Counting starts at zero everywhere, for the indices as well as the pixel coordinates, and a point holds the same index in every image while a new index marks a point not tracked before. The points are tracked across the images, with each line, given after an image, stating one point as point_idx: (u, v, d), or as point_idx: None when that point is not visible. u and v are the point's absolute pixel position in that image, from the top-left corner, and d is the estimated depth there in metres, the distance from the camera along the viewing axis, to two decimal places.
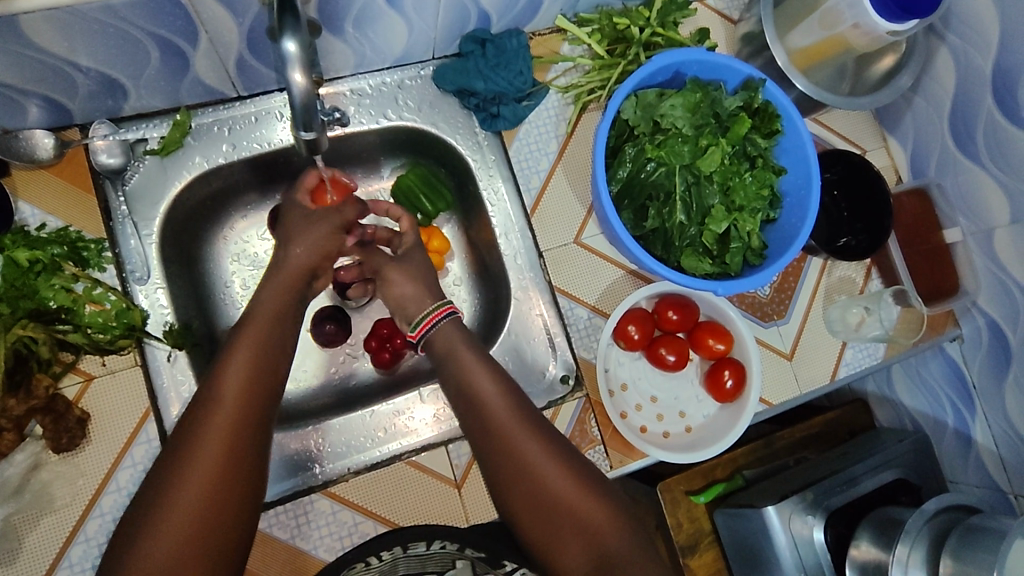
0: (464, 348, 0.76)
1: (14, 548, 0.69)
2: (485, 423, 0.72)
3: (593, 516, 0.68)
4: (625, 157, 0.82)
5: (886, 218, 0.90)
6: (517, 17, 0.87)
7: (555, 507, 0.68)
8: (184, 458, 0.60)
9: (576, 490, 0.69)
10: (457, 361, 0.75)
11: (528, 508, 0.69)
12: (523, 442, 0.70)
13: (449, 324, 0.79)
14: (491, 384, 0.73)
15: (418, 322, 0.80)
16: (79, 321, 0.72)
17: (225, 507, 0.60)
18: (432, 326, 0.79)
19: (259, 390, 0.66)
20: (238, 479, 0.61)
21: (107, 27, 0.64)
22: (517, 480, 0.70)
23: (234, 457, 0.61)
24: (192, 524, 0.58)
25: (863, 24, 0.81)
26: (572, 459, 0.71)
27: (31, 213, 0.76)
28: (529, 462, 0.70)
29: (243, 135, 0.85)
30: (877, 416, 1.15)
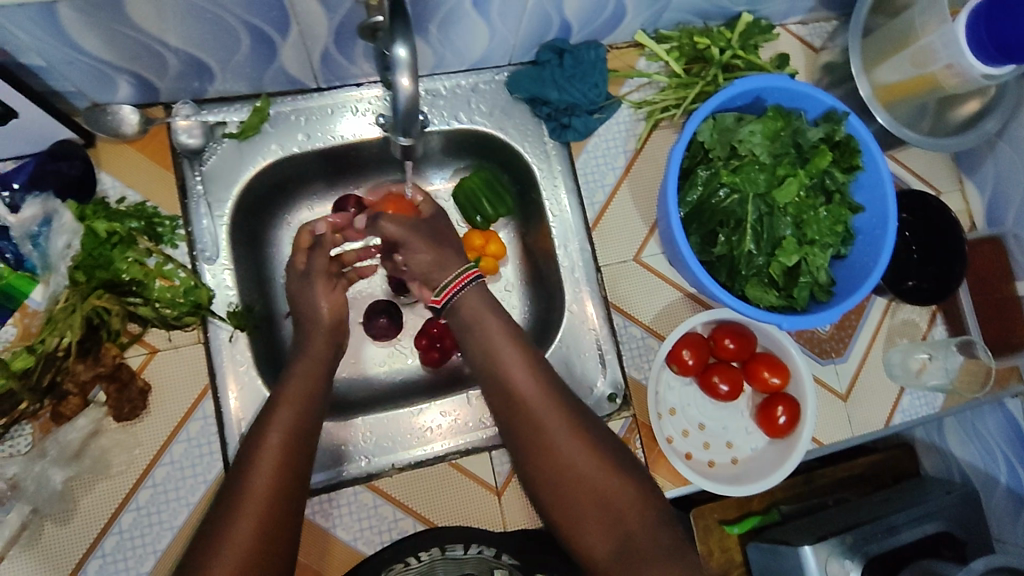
0: (499, 328, 0.76)
1: (68, 509, 0.72)
2: (523, 413, 0.72)
3: (617, 499, 0.70)
4: (697, 180, 0.81)
5: (957, 265, 0.87)
6: (597, 29, 0.86)
7: (580, 488, 0.70)
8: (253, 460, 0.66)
9: (601, 473, 0.70)
10: (493, 345, 0.75)
11: (554, 490, 0.71)
12: (551, 424, 0.72)
13: (475, 293, 0.77)
14: (522, 364, 0.74)
15: (443, 287, 0.77)
16: (149, 295, 0.75)
17: (287, 502, 0.65)
18: (461, 288, 0.77)
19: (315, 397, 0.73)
20: (297, 476, 0.67)
21: (205, 13, 0.65)
22: (544, 462, 0.71)
23: (295, 455, 0.68)
24: (260, 522, 0.63)
25: (957, 66, 0.78)
26: (598, 442, 0.72)
27: (111, 185, 0.79)
28: (558, 446, 0.71)
29: (319, 126, 0.86)
30: (923, 464, 1.11)
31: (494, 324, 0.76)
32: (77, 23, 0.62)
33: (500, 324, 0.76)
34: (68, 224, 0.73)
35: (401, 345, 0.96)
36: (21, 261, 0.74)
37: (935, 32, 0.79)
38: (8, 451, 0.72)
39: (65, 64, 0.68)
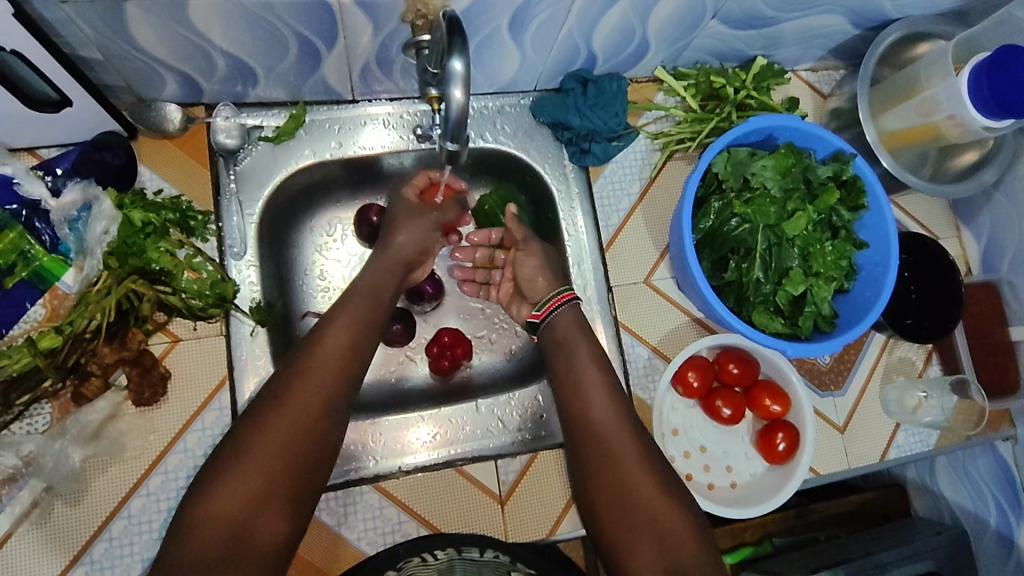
0: (583, 347, 0.81)
1: (80, 491, 0.73)
2: (592, 427, 0.76)
3: (670, 524, 0.69)
4: (710, 210, 0.85)
5: (955, 307, 0.90)
6: (621, 62, 0.91)
7: (632, 497, 0.71)
8: (267, 415, 0.65)
9: (653, 486, 0.72)
10: (570, 359, 0.81)
11: (608, 500, 0.72)
12: (616, 436, 0.75)
13: (569, 312, 0.84)
14: (597, 381, 0.79)
15: (543, 303, 0.86)
16: (176, 286, 0.76)
17: (298, 469, 0.64)
18: (556, 308, 0.84)
19: (350, 363, 0.71)
20: (315, 442, 0.66)
21: (261, 21, 0.69)
22: (604, 472, 0.74)
23: (319, 422, 0.66)
24: (263, 481, 0.62)
25: (959, 117, 0.83)
26: (657, 459, 0.74)
27: (149, 178, 0.82)
28: (619, 456, 0.74)
29: (351, 135, 0.89)
30: (914, 504, 1.12)
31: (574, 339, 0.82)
32: (140, 22, 0.66)
33: (580, 340, 0.82)
34: (108, 211, 0.76)
35: (411, 353, 0.97)
36: (56, 244, 0.76)
37: (939, 85, 0.85)
38: (27, 428, 0.74)
39: (121, 59, 0.72)
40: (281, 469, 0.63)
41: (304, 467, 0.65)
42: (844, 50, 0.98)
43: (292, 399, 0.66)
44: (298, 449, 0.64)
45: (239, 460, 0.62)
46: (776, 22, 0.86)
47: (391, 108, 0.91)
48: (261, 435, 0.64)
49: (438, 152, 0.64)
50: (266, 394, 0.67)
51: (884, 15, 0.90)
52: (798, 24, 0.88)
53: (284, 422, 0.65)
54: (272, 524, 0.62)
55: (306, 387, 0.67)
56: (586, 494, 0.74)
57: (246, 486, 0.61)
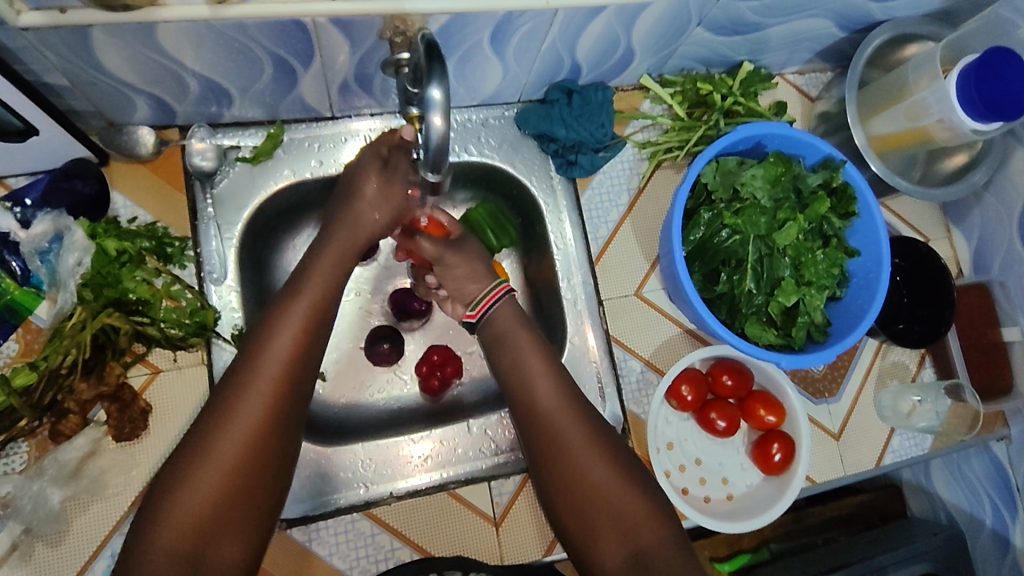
0: (522, 336, 0.79)
1: (61, 531, 0.71)
2: (538, 417, 0.74)
3: (629, 510, 0.69)
4: (700, 221, 0.84)
5: (948, 310, 0.90)
6: (606, 71, 0.89)
7: (594, 497, 0.70)
8: (208, 439, 0.62)
9: (615, 483, 0.71)
10: (511, 346, 0.79)
11: (568, 501, 0.71)
12: (565, 425, 0.73)
13: (507, 305, 0.82)
14: (547, 380, 0.76)
15: (479, 299, 0.82)
16: (154, 316, 0.74)
17: (251, 488, 0.62)
18: (494, 303, 0.81)
19: (299, 374, 0.67)
20: (261, 460, 0.63)
21: (234, 43, 0.67)
22: (563, 476, 0.71)
23: (263, 439, 0.63)
24: (211, 505, 0.60)
25: (948, 120, 0.83)
26: (615, 452, 0.73)
27: (123, 205, 0.79)
28: (575, 456, 0.71)
29: (331, 152, 0.87)
30: (910, 504, 1.12)
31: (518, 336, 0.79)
32: (106, 46, 0.63)
33: (524, 336, 0.79)
34: (79, 242, 0.73)
35: (400, 372, 0.96)
36: (27, 276, 0.74)
37: (927, 89, 0.84)
38: (4, 469, 0.71)
39: (88, 85, 0.69)
40: (228, 492, 0.61)
41: (255, 486, 0.63)
42: (831, 52, 0.97)
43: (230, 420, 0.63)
44: (244, 470, 0.62)
45: (181, 486, 0.60)
46: (762, 27, 0.85)
47: (372, 124, 0.88)
48: (203, 460, 0.61)
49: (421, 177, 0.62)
50: (204, 418, 0.64)
51: (871, 18, 0.89)
52: (785, 28, 0.86)
53: (226, 445, 0.62)
54: (226, 548, 0.61)
55: (246, 405, 0.63)
56: (543, 487, 0.73)
57: (191, 513, 0.60)
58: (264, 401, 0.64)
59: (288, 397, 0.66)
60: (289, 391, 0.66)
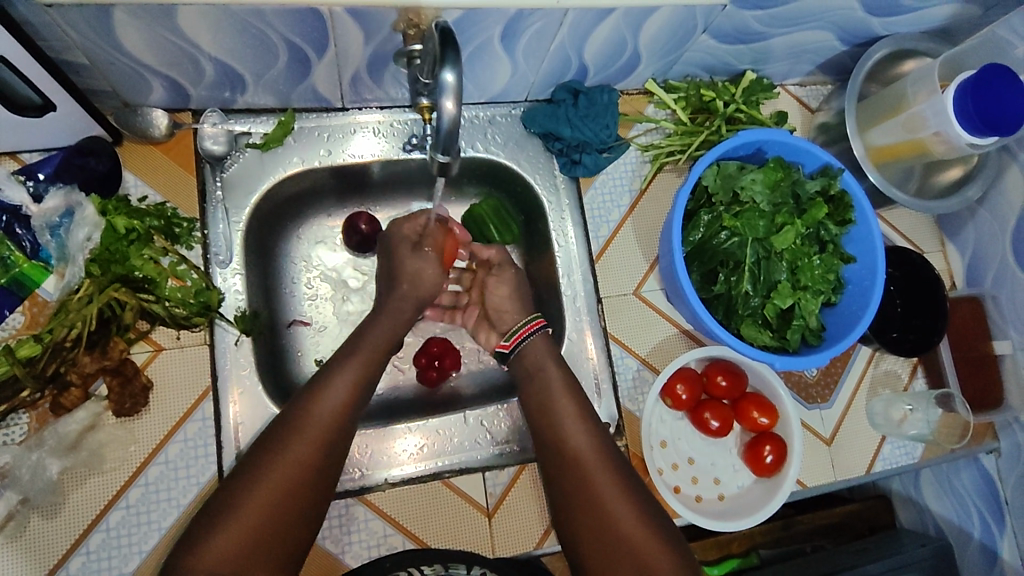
0: (552, 367, 0.80)
1: (57, 503, 0.71)
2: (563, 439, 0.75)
3: (639, 537, 0.68)
4: (700, 222, 0.86)
5: (940, 320, 0.91)
6: (613, 74, 0.91)
7: (611, 530, 0.69)
8: (275, 450, 0.65)
9: (634, 517, 0.69)
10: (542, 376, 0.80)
11: (585, 535, 0.70)
12: (588, 448, 0.74)
13: (540, 339, 0.83)
14: (572, 402, 0.77)
15: (512, 333, 0.84)
16: (158, 294, 0.74)
17: (304, 500, 0.64)
18: (526, 337, 0.83)
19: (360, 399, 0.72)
20: (320, 473, 0.66)
21: (252, 28, 0.68)
22: (584, 504, 0.71)
23: (326, 453, 0.67)
24: (270, 512, 0.62)
25: (945, 133, 0.84)
26: (634, 485, 0.72)
27: (134, 184, 0.81)
28: (594, 488, 0.71)
29: (340, 142, 0.88)
30: (900, 517, 1.13)
31: (551, 370, 0.80)
32: (126, 26, 0.65)
33: (556, 371, 0.80)
34: (90, 217, 0.74)
35: (398, 363, 0.97)
36: (36, 250, 0.74)
37: (925, 102, 0.86)
38: (4, 439, 0.72)
39: (106, 64, 0.71)
40: (285, 504, 0.63)
41: (308, 498, 0.65)
42: (832, 65, 0.99)
43: (299, 433, 0.66)
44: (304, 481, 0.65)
45: (249, 485, 0.63)
46: (766, 37, 0.87)
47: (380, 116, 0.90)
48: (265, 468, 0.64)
49: (429, 161, 0.64)
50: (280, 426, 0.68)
51: (871, 32, 0.91)
52: (787, 39, 0.89)
53: (293, 456, 0.65)
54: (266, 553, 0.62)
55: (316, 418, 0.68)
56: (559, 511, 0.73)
57: (249, 522, 0.61)
58: (329, 417, 0.68)
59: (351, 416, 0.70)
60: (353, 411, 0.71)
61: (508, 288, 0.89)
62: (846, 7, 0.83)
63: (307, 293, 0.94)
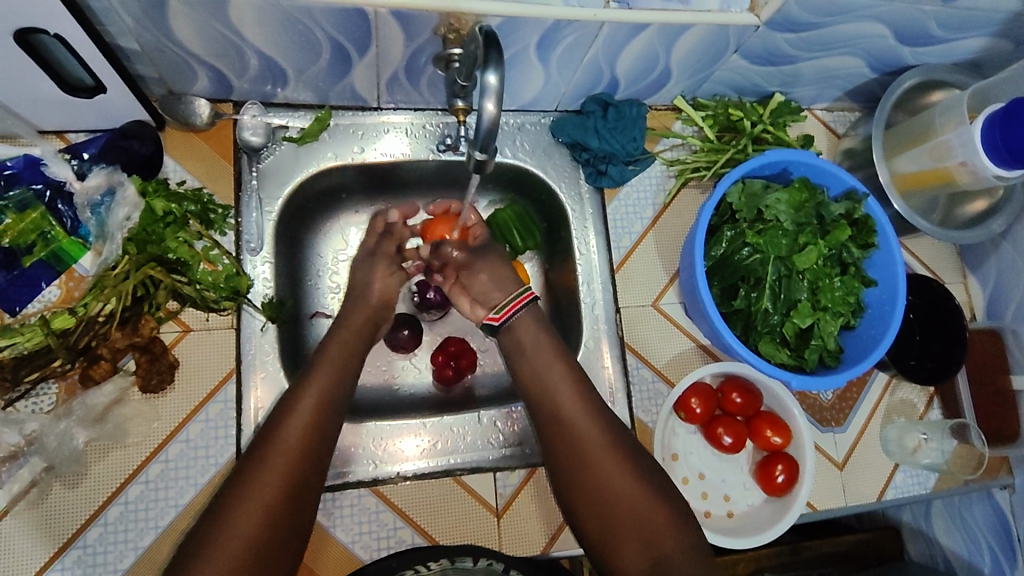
0: (536, 345, 0.80)
1: (79, 473, 0.73)
2: (558, 418, 0.76)
3: (645, 514, 0.71)
4: (722, 238, 0.86)
5: (958, 350, 0.91)
6: (642, 89, 0.93)
7: (626, 520, 0.71)
8: (247, 472, 0.65)
9: (649, 504, 0.71)
10: (527, 354, 0.80)
11: (601, 525, 0.72)
12: (584, 426, 0.75)
13: (527, 316, 0.82)
14: (562, 382, 0.78)
15: (501, 306, 0.83)
16: (191, 276, 0.77)
17: (288, 515, 0.65)
18: (516, 311, 0.82)
19: (331, 410, 0.72)
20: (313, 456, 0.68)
21: (300, 24, 0.71)
22: (584, 483, 0.73)
23: (303, 460, 0.67)
24: (254, 534, 0.62)
25: (971, 164, 0.85)
26: (646, 473, 0.73)
27: (173, 169, 0.83)
28: (607, 481, 0.72)
29: (373, 140, 0.90)
30: (908, 549, 1.10)
31: (547, 364, 0.79)
32: (181, 16, 0.67)
33: (555, 361, 0.79)
34: (131, 197, 0.77)
35: (415, 360, 0.98)
36: (76, 227, 0.77)
37: (953, 132, 0.87)
38: (32, 407, 0.74)
39: (157, 51, 0.74)
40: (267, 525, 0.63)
41: (291, 513, 0.65)
42: (860, 92, 1.00)
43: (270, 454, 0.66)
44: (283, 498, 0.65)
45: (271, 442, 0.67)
46: (796, 60, 0.89)
47: (412, 118, 0.92)
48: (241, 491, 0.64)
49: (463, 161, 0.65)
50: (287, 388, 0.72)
51: (901, 61, 0.92)
52: (818, 63, 0.90)
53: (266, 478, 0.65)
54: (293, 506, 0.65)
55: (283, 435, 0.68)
56: (563, 489, 0.75)
57: (231, 547, 0.61)
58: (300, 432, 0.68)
59: (323, 426, 0.70)
60: (325, 421, 0.71)
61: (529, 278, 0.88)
62: (878, 35, 0.85)
63: (332, 286, 0.95)
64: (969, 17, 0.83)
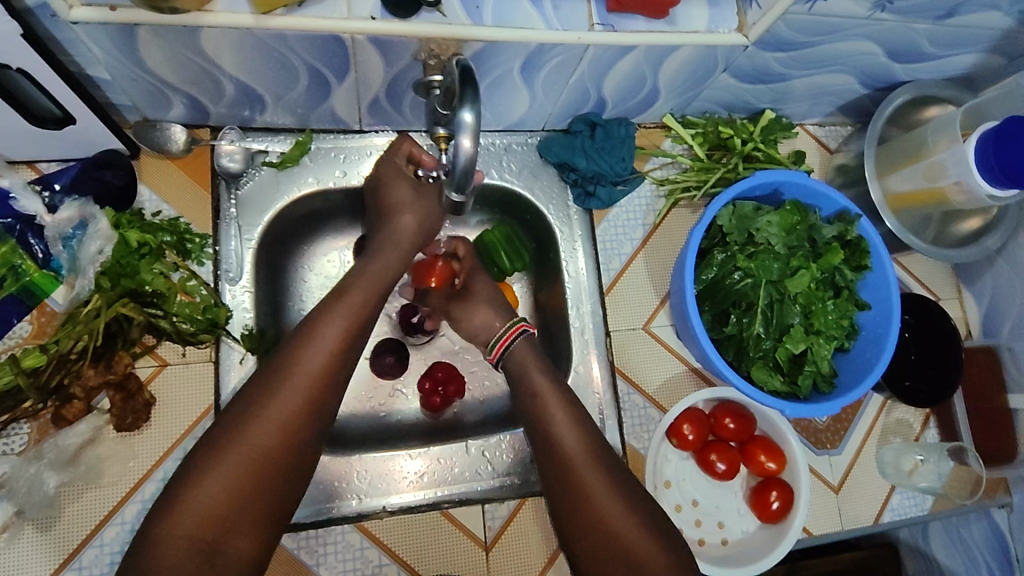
0: (537, 371, 0.76)
1: (52, 517, 0.71)
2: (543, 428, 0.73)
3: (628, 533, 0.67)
4: (713, 261, 0.85)
5: (955, 371, 0.89)
6: (630, 108, 0.91)
7: (607, 539, 0.67)
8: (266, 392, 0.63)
9: (632, 522, 0.68)
10: (521, 372, 0.77)
11: (590, 552, 0.68)
12: (569, 437, 0.72)
13: (522, 345, 0.79)
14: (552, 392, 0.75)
15: (495, 342, 0.80)
16: (168, 309, 0.74)
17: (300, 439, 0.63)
18: (511, 342, 0.78)
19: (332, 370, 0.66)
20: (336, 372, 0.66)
21: (274, 52, 0.69)
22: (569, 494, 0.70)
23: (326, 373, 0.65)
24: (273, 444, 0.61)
25: (965, 183, 0.83)
26: (629, 490, 0.70)
27: (149, 198, 0.81)
28: (590, 497, 0.69)
29: (356, 164, 0.88)
30: (906, 566, 1.06)
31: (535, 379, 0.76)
32: (151, 46, 0.65)
33: (544, 379, 0.76)
34: (103, 230, 0.73)
35: (402, 387, 0.95)
36: (48, 259, 0.74)
37: (946, 150, 0.85)
38: (3, 449, 0.72)
39: (129, 80, 0.71)
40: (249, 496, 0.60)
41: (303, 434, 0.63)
42: (852, 108, 0.99)
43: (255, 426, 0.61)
44: (254, 490, 0.60)
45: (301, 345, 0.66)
46: (787, 78, 0.87)
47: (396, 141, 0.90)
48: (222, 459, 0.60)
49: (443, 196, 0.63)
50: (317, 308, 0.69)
51: (893, 78, 0.91)
52: (809, 80, 0.88)
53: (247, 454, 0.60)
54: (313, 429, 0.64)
55: (259, 425, 0.61)
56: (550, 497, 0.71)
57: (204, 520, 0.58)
58: (291, 407, 0.63)
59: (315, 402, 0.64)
60: (320, 391, 0.65)
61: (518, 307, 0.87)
62: (869, 53, 0.83)
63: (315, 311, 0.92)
64: (961, 35, 0.81)
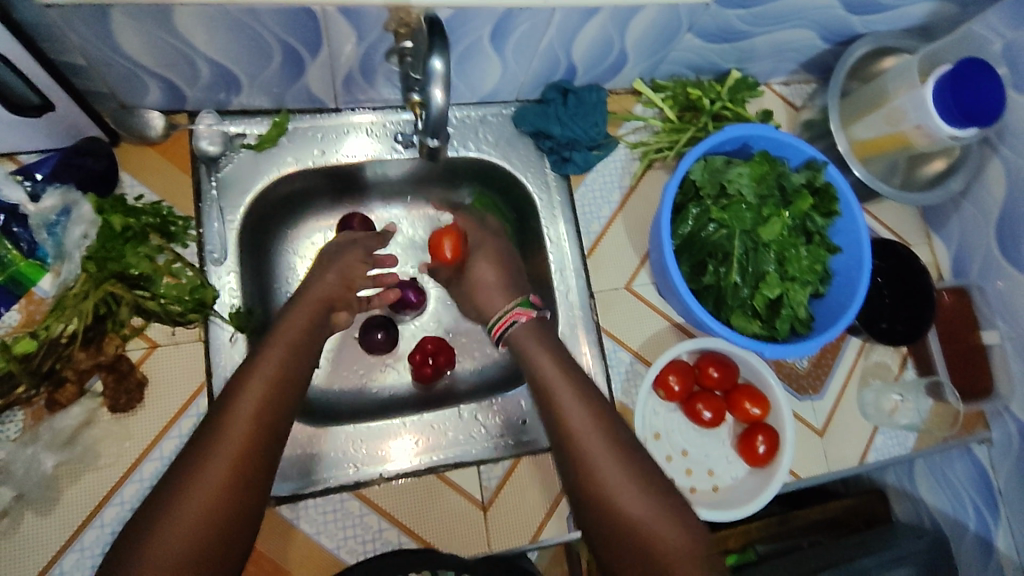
0: (535, 344, 0.79)
1: (51, 499, 0.72)
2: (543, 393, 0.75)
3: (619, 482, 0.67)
4: (688, 215, 0.87)
5: (928, 309, 0.93)
6: (600, 74, 0.93)
7: (601, 490, 0.67)
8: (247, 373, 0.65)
9: (624, 473, 0.68)
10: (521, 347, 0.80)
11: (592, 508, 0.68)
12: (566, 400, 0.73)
13: (522, 331, 0.81)
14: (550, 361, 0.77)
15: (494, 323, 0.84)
16: (155, 291, 0.75)
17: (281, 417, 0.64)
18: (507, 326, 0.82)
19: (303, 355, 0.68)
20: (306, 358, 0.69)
21: (246, 27, 0.70)
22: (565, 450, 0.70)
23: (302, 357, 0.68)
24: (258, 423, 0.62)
25: (926, 126, 0.86)
26: (622, 445, 0.70)
27: (131, 184, 0.82)
28: (583, 452, 0.69)
29: (334, 142, 0.90)
30: (895, 510, 1.10)
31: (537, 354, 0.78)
32: (125, 28, 0.66)
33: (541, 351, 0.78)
34: (86, 215, 0.76)
35: (393, 360, 0.97)
36: (33, 248, 0.75)
37: (906, 96, 0.87)
38: None
39: (104, 65, 0.72)
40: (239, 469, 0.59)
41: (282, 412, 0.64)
42: (816, 64, 1.02)
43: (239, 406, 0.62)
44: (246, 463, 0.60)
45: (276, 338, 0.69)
46: (750, 36, 0.89)
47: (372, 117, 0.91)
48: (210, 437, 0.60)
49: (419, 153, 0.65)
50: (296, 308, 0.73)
51: (852, 31, 0.94)
52: (771, 37, 0.91)
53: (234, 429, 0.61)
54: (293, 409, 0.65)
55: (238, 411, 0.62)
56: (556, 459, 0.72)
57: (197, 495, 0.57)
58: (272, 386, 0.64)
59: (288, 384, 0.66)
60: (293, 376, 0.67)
61: (502, 274, 0.89)
62: (826, 6, 0.86)
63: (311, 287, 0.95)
64: None
